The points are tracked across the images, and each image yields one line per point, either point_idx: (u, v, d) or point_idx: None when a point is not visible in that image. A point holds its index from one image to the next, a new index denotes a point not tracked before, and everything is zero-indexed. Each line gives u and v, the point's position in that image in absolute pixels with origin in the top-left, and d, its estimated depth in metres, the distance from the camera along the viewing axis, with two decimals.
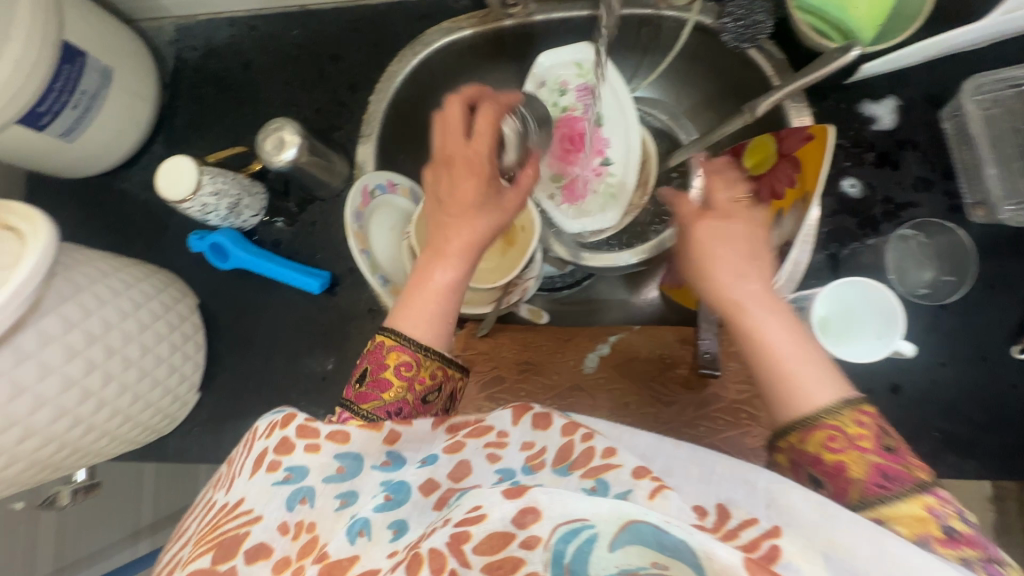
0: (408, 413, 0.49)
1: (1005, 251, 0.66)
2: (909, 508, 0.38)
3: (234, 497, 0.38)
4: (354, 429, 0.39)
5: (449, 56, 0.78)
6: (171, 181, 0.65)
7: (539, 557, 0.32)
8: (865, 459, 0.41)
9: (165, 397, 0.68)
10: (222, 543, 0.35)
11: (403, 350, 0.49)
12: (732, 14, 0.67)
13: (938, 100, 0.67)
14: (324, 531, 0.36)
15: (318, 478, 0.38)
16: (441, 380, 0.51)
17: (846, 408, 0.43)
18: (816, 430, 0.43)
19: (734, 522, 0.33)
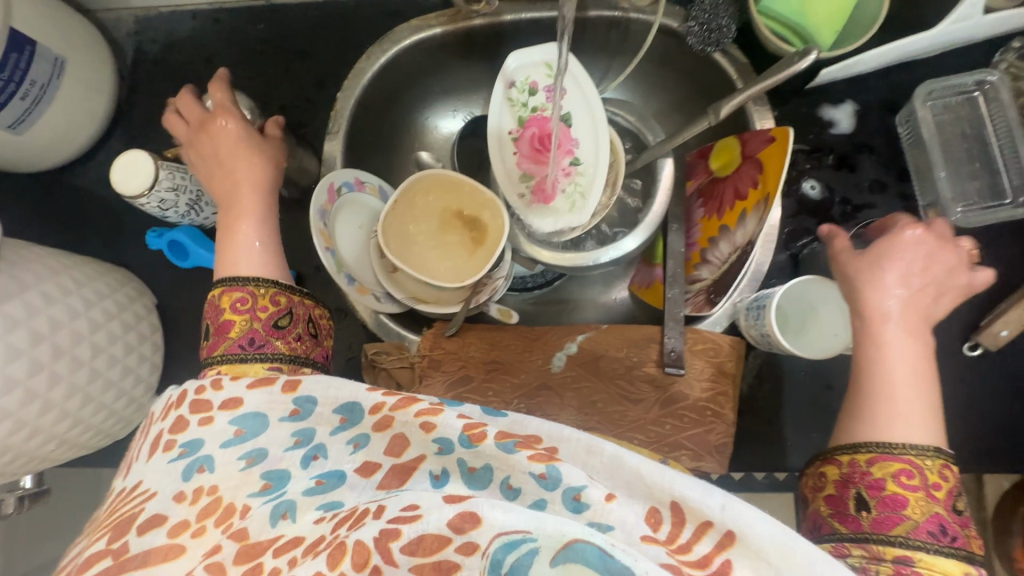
0: (260, 342, 0.50)
1: None
2: (954, 565, 0.41)
3: (133, 481, 0.41)
4: (247, 392, 0.42)
5: (418, 54, 0.78)
6: (127, 175, 0.63)
7: (476, 565, 0.31)
8: (931, 509, 0.43)
9: (120, 400, 0.66)
10: (119, 523, 0.38)
11: (233, 290, 0.51)
12: (697, 17, 0.69)
13: (893, 106, 0.70)
14: (228, 492, 0.38)
15: (216, 446, 0.40)
16: (289, 305, 0.53)
17: (933, 455, 0.44)
18: (892, 460, 0.45)
19: (687, 531, 0.34)
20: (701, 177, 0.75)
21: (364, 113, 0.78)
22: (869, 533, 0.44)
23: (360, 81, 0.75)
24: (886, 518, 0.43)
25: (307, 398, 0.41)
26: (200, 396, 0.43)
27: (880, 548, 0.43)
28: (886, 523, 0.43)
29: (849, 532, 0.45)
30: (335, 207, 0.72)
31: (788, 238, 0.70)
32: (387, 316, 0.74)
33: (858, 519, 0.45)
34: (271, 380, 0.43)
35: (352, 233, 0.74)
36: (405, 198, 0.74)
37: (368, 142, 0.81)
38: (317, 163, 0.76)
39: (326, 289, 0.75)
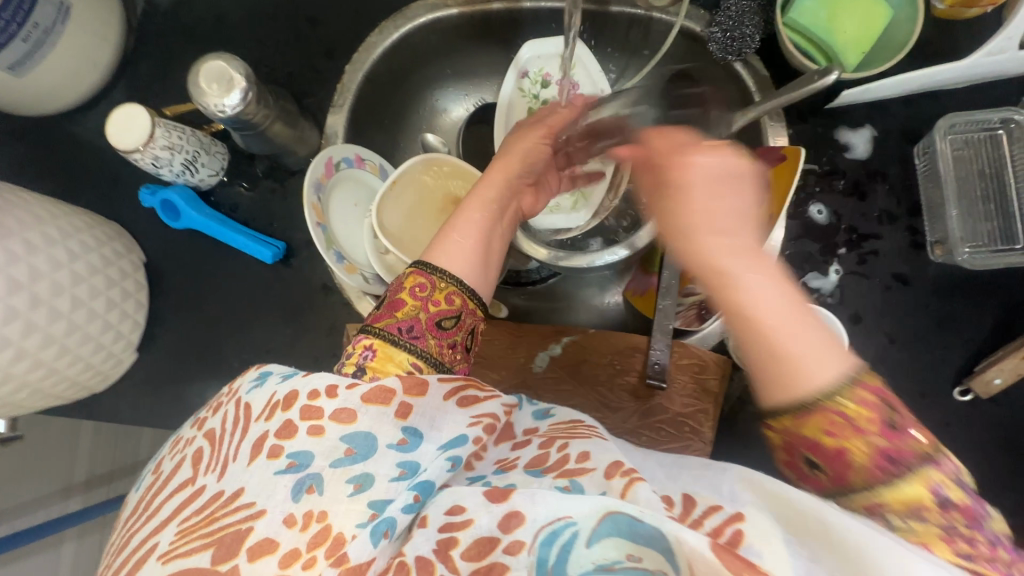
0: (419, 332, 0.51)
1: (957, 293, 0.66)
2: (910, 489, 0.35)
3: (231, 487, 0.38)
4: (362, 406, 0.41)
5: (432, 34, 0.76)
6: (122, 129, 0.62)
7: (524, 561, 0.36)
8: (868, 443, 0.36)
9: (98, 354, 0.66)
10: (224, 540, 0.36)
11: (423, 275, 0.54)
12: (720, 24, 0.67)
13: (913, 136, 0.68)
14: (336, 520, 0.38)
15: (324, 462, 0.39)
16: (460, 307, 0.54)
17: (842, 390, 0.36)
18: (809, 415, 0.37)
19: (700, 508, 0.37)
20: None
21: (371, 89, 0.77)
22: (833, 489, 0.38)
23: (370, 56, 0.73)
24: (841, 472, 0.37)
25: (414, 429, 0.42)
26: (312, 402, 0.41)
27: (848, 503, 0.37)
28: (841, 476, 0.37)
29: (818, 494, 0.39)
30: (332, 181, 0.71)
31: (788, 261, 0.67)
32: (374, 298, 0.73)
33: (817, 479, 0.39)
34: (388, 395, 0.42)
35: (346, 210, 0.74)
36: (406, 180, 0.74)
37: (373, 119, 0.79)
38: (319, 135, 0.75)
39: (316, 264, 0.75)
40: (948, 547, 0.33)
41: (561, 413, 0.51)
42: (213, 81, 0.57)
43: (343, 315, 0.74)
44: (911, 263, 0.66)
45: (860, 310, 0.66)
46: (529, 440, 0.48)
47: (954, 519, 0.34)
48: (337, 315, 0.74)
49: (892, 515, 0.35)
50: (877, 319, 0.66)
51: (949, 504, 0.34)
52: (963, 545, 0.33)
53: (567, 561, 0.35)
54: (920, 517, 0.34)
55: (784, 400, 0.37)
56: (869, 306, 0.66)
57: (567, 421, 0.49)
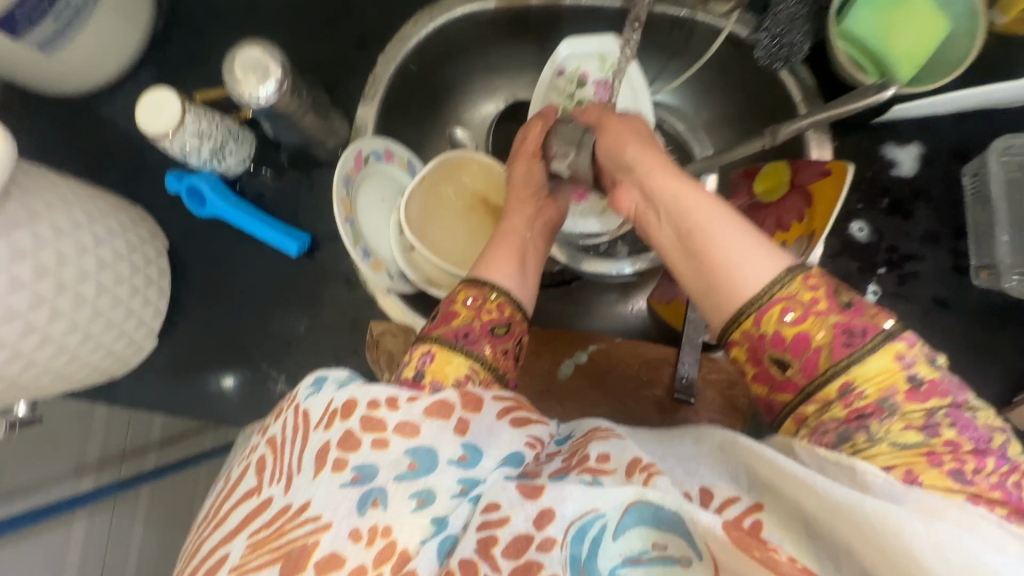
0: (475, 339, 0.50)
1: (998, 319, 0.64)
2: (881, 363, 0.39)
3: (297, 501, 0.37)
4: (424, 420, 0.40)
5: (467, 27, 0.74)
6: (152, 114, 0.60)
7: (556, 559, 0.35)
8: (825, 326, 0.40)
9: (120, 340, 0.65)
10: (291, 553, 0.35)
11: (475, 288, 0.53)
12: (769, 29, 0.64)
13: (962, 155, 0.65)
14: (401, 535, 0.36)
15: (389, 477, 0.37)
16: (509, 317, 0.53)
17: (790, 277, 0.41)
18: (769, 308, 0.41)
19: (717, 501, 0.38)
20: (743, 198, 0.71)
21: (403, 82, 0.75)
22: (807, 386, 0.41)
23: (404, 47, 0.72)
24: (809, 363, 0.41)
25: (473, 445, 0.40)
26: (372, 413, 0.40)
27: (823, 394, 0.40)
28: (812, 365, 0.41)
29: (792, 398, 0.42)
30: (361, 175, 0.70)
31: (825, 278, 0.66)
32: (399, 296, 0.71)
33: (789, 380, 0.42)
34: (447, 409, 0.41)
35: (373, 205, 0.72)
36: (436, 176, 0.72)
37: (403, 111, 0.78)
38: (348, 127, 0.74)
39: (340, 258, 0.73)
40: (938, 453, 0.37)
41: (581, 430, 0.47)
42: (249, 71, 0.55)
43: (365, 311, 0.73)
44: (953, 287, 0.64)
45: None
46: (554, 455, 0.44)
47: (921, 392, 0.39)
48: (359, 311, 0.73)
49: (867, 393, 0.39)
50: None
51: (914, 373, 0.39)
52: (941, 436, 0.37)
53: (597, 555, 0.35)
54: (893, 394, 0.39)
55: (727, 319, 0.43)
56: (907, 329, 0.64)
57: (584, 433, 0.45)
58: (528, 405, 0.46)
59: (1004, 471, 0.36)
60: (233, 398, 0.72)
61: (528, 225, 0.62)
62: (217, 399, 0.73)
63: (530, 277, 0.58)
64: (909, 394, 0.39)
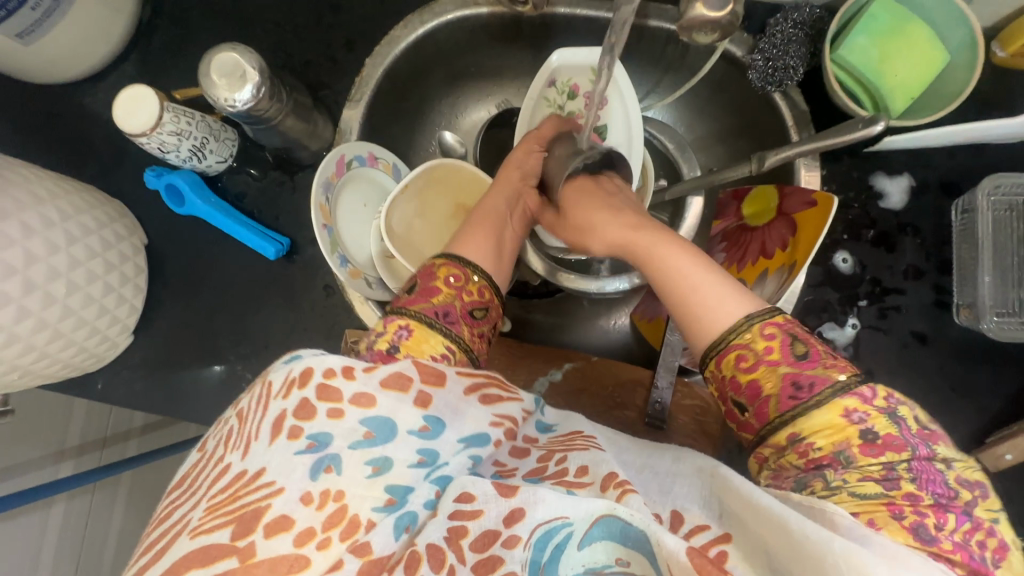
0: (453, 317, 0.52)
1: (977, 358, 0.63)
2: (828, 416, 0.41)
3: (253, 467, 0.37)
4: (381, 391, 0.41)
5: (458, 32, 0.72)
6: (129, 111, 0.59)
7: (518, 557, 0.36)
8: (779, 374, 0.43)
9: (93, 338, 0.65)
10: (244, 516, 0.35)
11: (455, 266, 0.55)
12: (764, 51, 0.63)
13: (951, 189, 0.64)
14: (353, 501, 0.37)
15: (344, 445, 0.38)
16: (488, 300, 0.56)
17: (749, 325, 0.44)
18: (725, 354, 0.45)
19: (687, 526, 0.38)
20: (730, 219, 0.72)
21: (391, 86, 0.73)
22: (762, 430, 0.44)
23: (392, 50, 0.70)
24: (761, 409, 0.43)
25: (437, 417, 0.42)
26: (328, 381, 0.40)
27: (775, 440, 0.43)
28: (763, 413, 0.43)
29: (752, 437, 0.45)
30: (343, 179, 0.69)
31: (805, 308, 0.65)
32: (376, 304, 0.70)
33: (748, 422, 0.45)
34: (405, 382, 0.42)
35: (355, 210, 0.71)
36: (421, 182, 0.71)
37: (391, 114, 0.76)
38: (333, 129, 0.73)
39: (320, 262, 0.73)
40: (899, 505, 0.37)
41: (563, 426, 0.49)
42: (224, 76, 0.55)
43: (342, 317, 0.72)
44: (934, 323, 0.64)
45: (874, 366, 0.64)
46: (528, 449, 0.46)
47: (875, 447, 0.39)
48: (337, 316, 0.72)
49: (820, 444, 0.40)
50: (890, 377, 0.64)
51: (868, 428, 0.40)
52: (900, 489, 0.38)
53: (558, 560, 0.36)
54: (847, 448, 0.40)
55: (706, 347, 0.46)
56: (884, 363, 0.64)
57: (566, 434, 0.47)
58: (504, 383, 0.47)
59: (965, 528, 0.37)
60: (206, 399, 0.72)
61: (508, 207, 0.63)
62: (190, 398, 0.72)
63: (506, 259, 0.60)
64: (864, 447, 0.39)
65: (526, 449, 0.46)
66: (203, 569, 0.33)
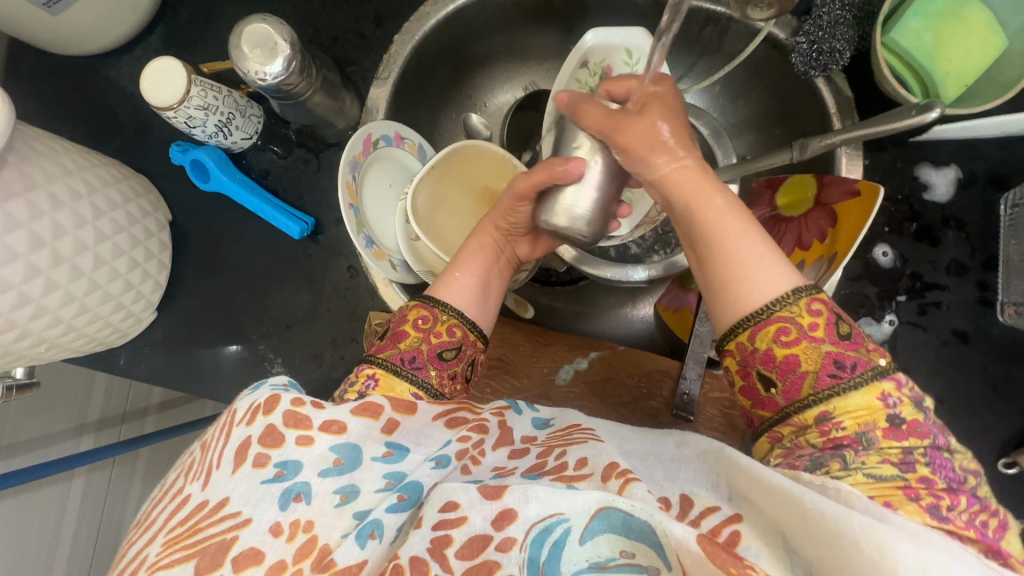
0: (421, 363, 0.49)
1: (1019, 358, 0.61)
2: (864, 398, 0.39)
3: (215, 497, 0.36)
4: (351, 419, 0.40)
5: (490, 9, 0.70)
6: (158, 84, 0.58)
7: (515, 559, 0.34)
8: (820, 350, 0.40)
9: (117, 313, 0.64)
10: (207, 550, 0.34)
11: (425, 308, 0.52)
12: (809, 33, 0.60)
13: (1002, 182, 0.62)
14: (322, 531, 0.37)
15: (313, 473, 0.38)
16: (461, 339, 0.52)
17: (796, 298, 0.41)
18: (767, 325, 0.41)
19: (696, 510, 0.37)
20: (763, 209, 0.69)
21: (419, 64, 0.72)
22: (786, 408, 0.42)
23: (422, 27, 0.68)
24: (791, 386, 0.41)
25: (399, 443, 0.42)
26: (296, 410, 0.39)
27: (802, 417, 0.41)
28: (794, 390, 0.41)
29: (773, 415, 0.43)
30: (369, 159, 0.68)
31: (842, 301, 0.63)
32: (400, 286, 0.69)
33: (771, 399, 0.42)
34: (374, 409, 0.42)
35: (381, 191, 0.71)
36: (444, 166, 0.70)
37: (417, 93, 0.75)
38: (360, 108, 0.71)
39: (343, 243, 0.72)
40: (914, 488, 0.37)
41: (561, 422, 0.47)
42: (255, 47, 0.53)
43: (365, 299, 0.72)
44: (975, 321, 0.61)
45: (912, 364, 0.62)
46: (527, 449, 0.44)
47: (900, 431, 0.38)
48: (360, 299, 0.72)
49: (845, 424, 0.39)
50: (926, 375, 0.62)
51: (897, 413, 0.39)
52: (915, 472, 0.37)
53: (558, 558, 0.34)
54: (871, 430, 0.39)
55: (738, 317, 0.43)
56: (922, 361, 0.62)
57: (563, 427, 0.45)
58: (471, 406, 0.46)
59: (973, 509, 0.36)
60: (228, 378, 0.72)
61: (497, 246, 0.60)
62: (211, 377, 0.72)
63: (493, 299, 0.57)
64: (888, 431, 0.38)
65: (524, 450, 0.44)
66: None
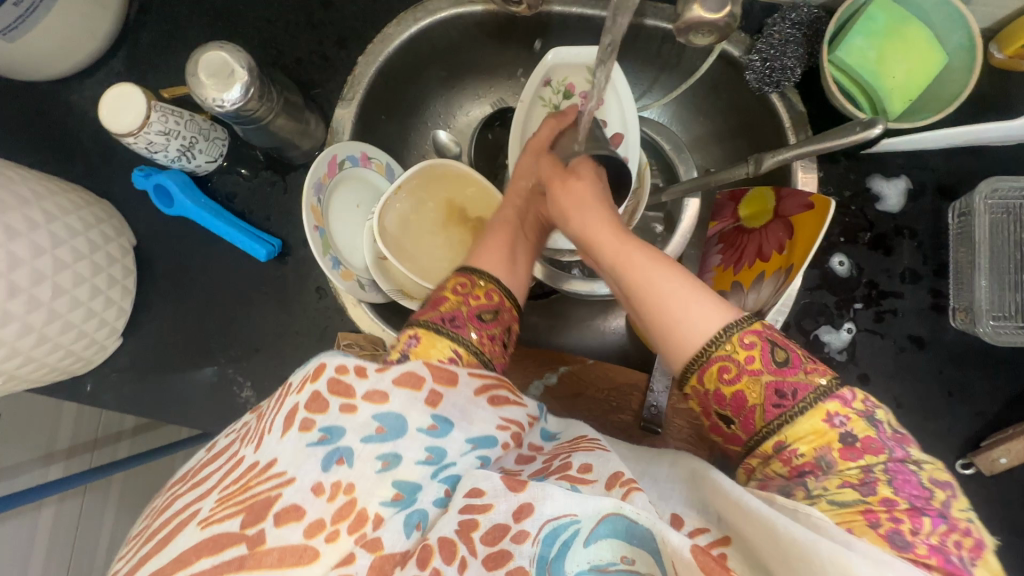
0: (462, 321, 0.52)
1: (972, 361, 0.63)
2: (809, 422, 0.41)
3: (265, 458, 0.37)
4: (393, 389, 0.40)
5: (454, 29, 0.71)
6: (115, 111, 0.58)
7: (527, 553, 0.35)
8: (761, 382, 0.42)
9: (81, 341, 0.64)
10: (253, 506, 0.35)
11: (465, 276, 0.56)
12: (761, 52, 0.63)
13: (950, 192, 0.64)
14: (363, 495, 0.36)
15: (356, 439, 0.38)
16: (498, 304, 0.55)
17: (727, 336, 0.43)
18: (708, 366, 0.44)
19: (688, 527, 0.38)
20: (727, 221, 0.71)
21: (384, 84, 0.72)
22: (750, 440, 0.44)
23: (385, 48, 0.69)
24: (747, 420, 0.43)
25: (444, 417, 0.41)
26: (341, 376, 0.40)
27: (763, 448, 0.43)
28: (749, 423, 0.44)
29: (742, 448, 0.45)
30: (334, 180, 0.68)
31: (802, 311, 0.65)
32: (369, 306, 0.70)
33: (735, 434, 0.45)
34: (415, 380, 0.42)
35: (348, 211, 0.71)
36: (414, 183, 0.71)
37: (383, 113, 0.75)
38: (326, 129, 0.71)
39: (312, 263, 0.72)
40: (875, 513, 0.36)
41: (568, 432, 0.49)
42: (212, 74, 0.54)
43: (335, 319, 0.71)
44: (930, 326, 0.63)
45: (871, 370, 0.63)
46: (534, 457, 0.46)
47: (855, 450, 0.39)
48: (330, 319, 0.72)
49: (802, 451, 0.41)
50: (885, 380, 0.63)
51: (848, 432, 0.40)
52: (876, 495, 0.37)
53: (564, 557, 0.34)
54: (828, 452, 0.40)
55: (688, 359, 0.45)
56: (881, 367, 0.64)
57: (573, 438, 0.47)
58: (510, 385, 0.47)
59: (941, 530, 0.35)
60: (197, 402, 0.71)
61: (519, 215, 0.64)
62: (180, 402, 0.71)
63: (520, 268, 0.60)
64: (843, 452, 0.40)
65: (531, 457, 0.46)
66: (213, 557, 0.33)
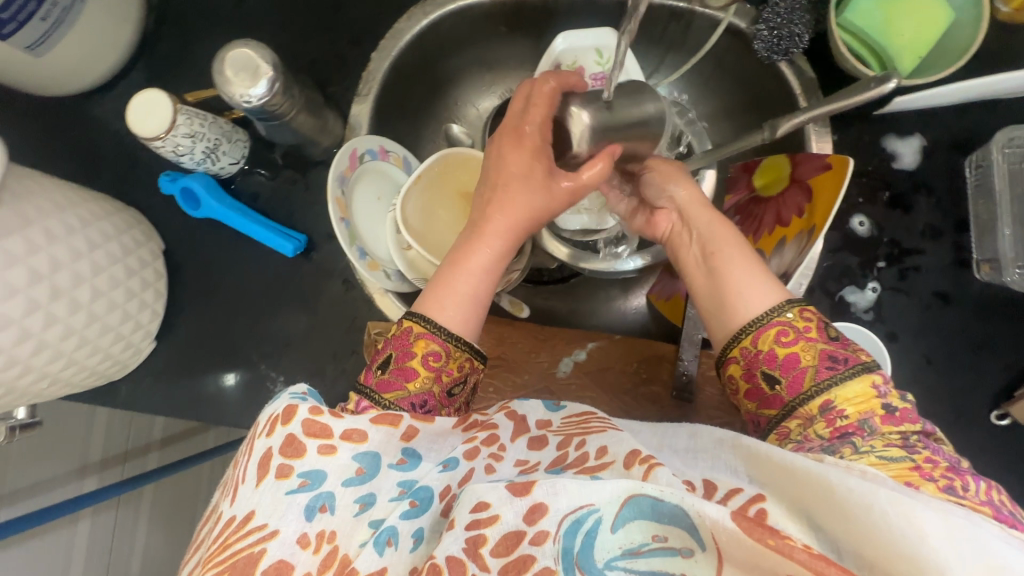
0: (431, 406, 0.48)
1: (999, 313, 0.63)
2: (859, 385, 0.43)
3: (241, 512, 0.36)
4: (371, 428, 0.40)
5: (462, 21, 0.73)
6: (145, 116, 0.59)
7: (549, 552, 0.33)
8: (815, 348, 0.45)
9: (118, 343, 0.65)
10: (236, 564, 0.34)
11: (435, 340, 0.48)
12: (768, 21, 0.63)
13: (965, 147, 0.65)
14: (342, 540, 0.36)
15: (337, 482, 0.38)
16: (467, 372, 0.50)
17: (789, 306, 0.46)
18: (767, 329, 0.46)
19: (721, 492, 0.36)
20: (741, 193, 0.71)
21: (397, 79, 0.73)
22: (792, 401, 0.45)
23: (397, 43, 0.70)
24: (796, 379, 0.45)
25: (414, 451, 0.42)
26: (314, 418, 0.39)
27: (807, 409, 0.44)
28: (797, 383, 0.45)
29: (778, 412, 0.46)
30: (356, 173, 0.69)
31: (825, 274, 0.65)
32: (396, 295, 0.71)
33: (775, 395, 0.46)
34: (394, 417, 0.42)
35: (369, 204, 0.72)
36: (430, 172, 0.71)
37: (397, 108, 0.76)
38: (343, 125, 0.73)
39: (338, 256, 0.73)
40: (926, 469, 0.38)
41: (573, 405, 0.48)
42: (239, 70, 0.55)
43: (362, 311, 0.73)
44: (955, 281, 0.64)
45: (898, 328, 0.64)
46: (545, 437, 0.45)
47: (895, 417, 0.42)
48: (357, 311, 0.73)
49: (848, 412, 0.42)
50: (913, 337, 0.64)
51: (889, 402, 0.42)
52: (920, 454, 0.39)
53: (592, 547, 0.33)
54: (871, 417, 0.42)
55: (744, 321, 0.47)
56: (908, 324, 0.64)
57: (580, 414, 0.46)
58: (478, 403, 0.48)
59: (984, 489, 0.37)
60: (231, 400, 0.72)
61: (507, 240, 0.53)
62: (214, 402, 0.72)
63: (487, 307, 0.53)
64: (885, 418, 0.42)
65: (543, 439, 0.45)
66: None
